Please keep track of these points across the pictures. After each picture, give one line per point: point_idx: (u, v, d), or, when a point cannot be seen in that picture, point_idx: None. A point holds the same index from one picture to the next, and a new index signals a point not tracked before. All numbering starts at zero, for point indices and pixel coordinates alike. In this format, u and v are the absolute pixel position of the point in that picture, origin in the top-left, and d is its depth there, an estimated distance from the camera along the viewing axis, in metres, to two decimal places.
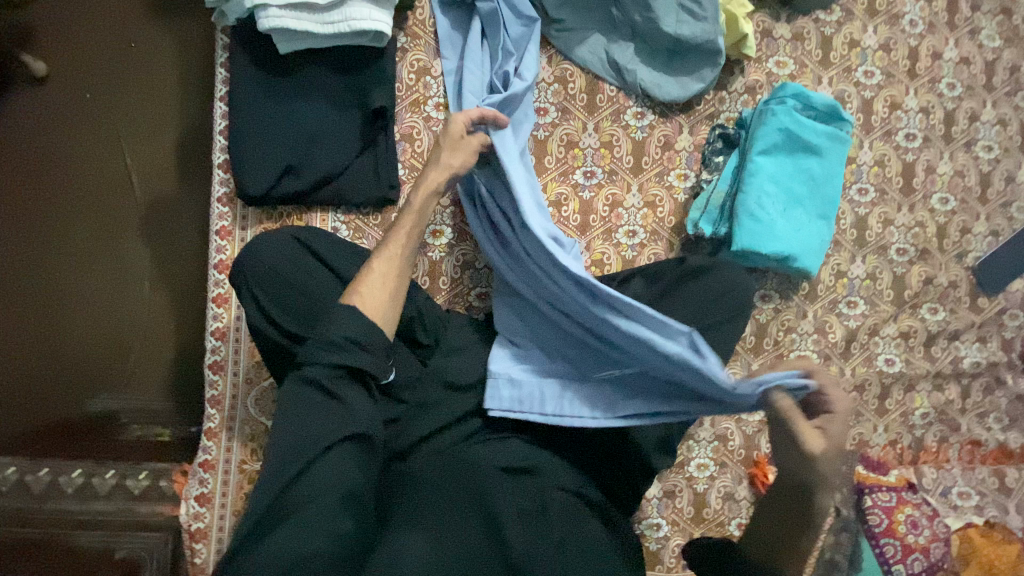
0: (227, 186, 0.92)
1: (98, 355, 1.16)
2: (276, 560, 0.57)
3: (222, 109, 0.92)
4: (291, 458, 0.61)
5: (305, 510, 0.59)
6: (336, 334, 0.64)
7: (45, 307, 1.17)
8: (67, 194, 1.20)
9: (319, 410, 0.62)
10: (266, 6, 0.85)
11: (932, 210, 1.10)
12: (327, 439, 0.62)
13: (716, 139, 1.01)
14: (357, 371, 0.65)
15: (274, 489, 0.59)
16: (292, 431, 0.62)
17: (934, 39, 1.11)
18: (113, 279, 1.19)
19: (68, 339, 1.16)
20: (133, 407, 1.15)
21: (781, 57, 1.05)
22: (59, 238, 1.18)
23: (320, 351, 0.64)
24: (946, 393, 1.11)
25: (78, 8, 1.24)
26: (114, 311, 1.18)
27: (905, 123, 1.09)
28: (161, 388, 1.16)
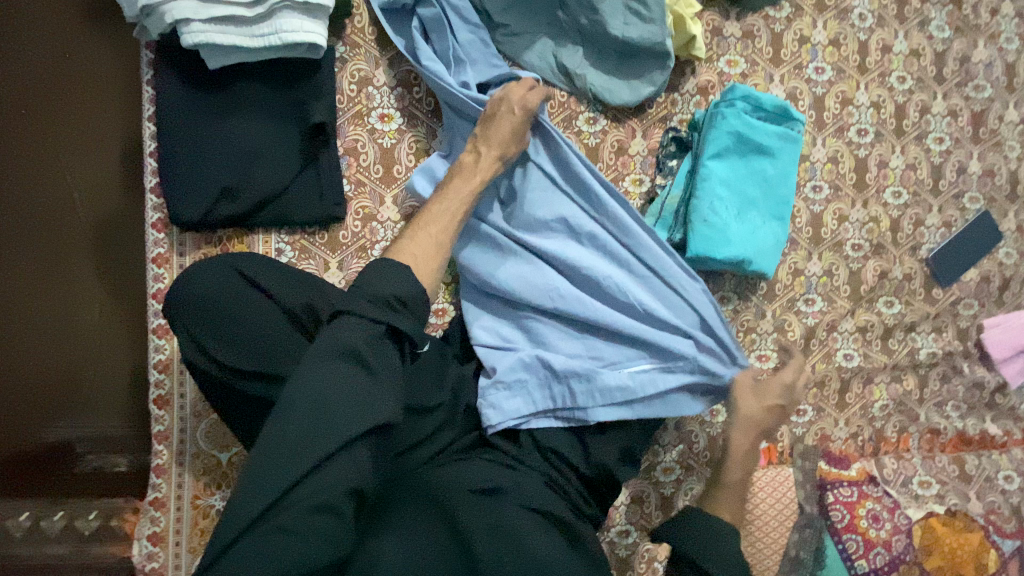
0: (162, 211, 0.88)
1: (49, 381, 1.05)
2: (263, 554, 0.54)
3: (151, 129, 0.87)
4: (310, 440, 0.57)
5: (305, 504, 0.56)
6: (387, 292, 0.65)
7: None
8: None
9: (347, 384, 0.59)
10: (188, 21, 0.80)
11: (885, 204, 1.11)
12: (350, 425, 0.58)
13: (669, 143, 1.00)
14: (397, 331, 0.65)
15: (290, 474, 0.55)
16: (314, 406, 0.58)
17: (884, 33, 1.11)
18: (65, 297, 1.09)
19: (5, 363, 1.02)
20: (91, 435, 1.05)
21: (731, 56, 1.04)
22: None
23: (369, 307, 0.63)
24: (904, 384, 1.13)
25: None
26: (64, 334, 1.08)
27: (857, 119, 1.09)
28: (117, 413, 1.09)
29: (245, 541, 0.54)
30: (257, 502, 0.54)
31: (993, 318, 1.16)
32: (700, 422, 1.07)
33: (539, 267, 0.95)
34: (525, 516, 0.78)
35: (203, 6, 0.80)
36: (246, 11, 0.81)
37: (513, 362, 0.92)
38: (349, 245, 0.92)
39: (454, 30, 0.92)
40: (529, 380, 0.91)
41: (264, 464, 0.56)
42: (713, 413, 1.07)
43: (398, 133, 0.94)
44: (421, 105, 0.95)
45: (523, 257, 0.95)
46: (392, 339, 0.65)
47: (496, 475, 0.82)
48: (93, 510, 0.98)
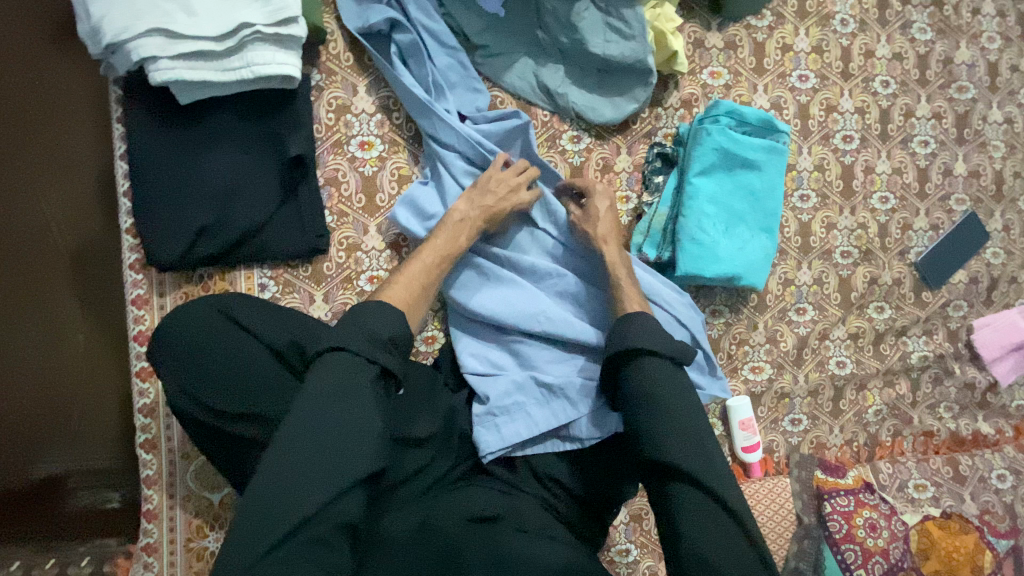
0: (138, 252, 0.85)
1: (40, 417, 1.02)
2: None
3: (124, 167, 0.85)
4: (310, 477, 0.56)
5: (301, 549, 0.55)
6: (382, 331, 0.65)
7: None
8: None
9: (342, 423, 0.59)
10: (156, 58, 0.77)
11: (872, 210, 1.11)
12: (351, 460, 0.58)
13: (655, 159, 0.99)
14: (386, 370, 0.64)
15: (295, 513, 0.54)
16: (310, 447, 0.57)
17: (867, 37, 1.10)
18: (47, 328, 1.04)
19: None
20: (82, 469, 1.02)
21: (714, 67, 1.02)
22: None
23: (360, 345, 0.63)
24: (896, 388, 1.13)
25: None
26: (46, 369, 1.04)
27: (842, 126, 1.09)
28: (109, 444, 1.04)
29: None
30: (258, 544, 0.53)
31: (982, 318, 1.16)
32: None
33: (527, 293, 0.93)
34: (526, 538, 0.76)
35: (171, 42, 0.77)
36: (216, 45, 0.78)
37: (506, 387, 0.90)
38: (333, 276, 0.91)
39: (431, 54, 0.90)
40: (526, 402, 0.89)
41: (266, 504, 0.55)
42: None
43: (379, 159, 0.92)
44: (401, 131, 0.93)
45: (511, 285, 0.94)
46: (383, 378, 0.65)
47: (490, 503, 0.81)
48: (84, 555, 0.97)
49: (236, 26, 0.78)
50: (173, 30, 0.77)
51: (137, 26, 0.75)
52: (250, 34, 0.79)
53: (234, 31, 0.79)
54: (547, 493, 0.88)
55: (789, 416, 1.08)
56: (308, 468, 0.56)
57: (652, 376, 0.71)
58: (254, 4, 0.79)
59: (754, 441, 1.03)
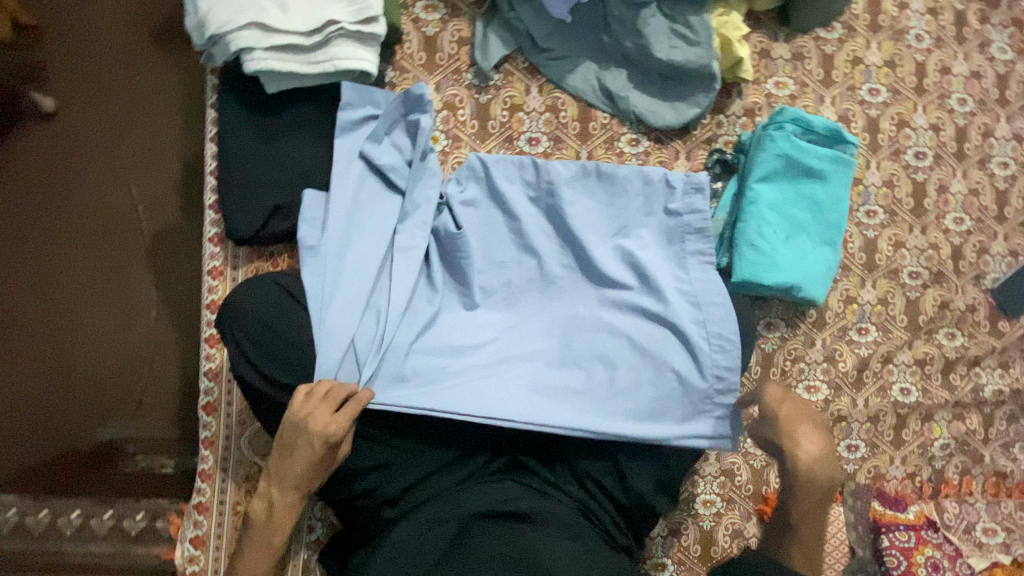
0: (218, 226, 0.93)
1: (70, 396, 1.29)
2: None
3: (213, 149, 0.93)
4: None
5: None
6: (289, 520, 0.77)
7: (33, 362, 1.30)
8: (20, 264, 1.33)
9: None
10: (251, 49, 0.84)
11: (945, 231, 1.06)
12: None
13: (714, 165, 0.98)
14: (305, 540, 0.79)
15: None
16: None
17: (942, 54, 1.07)
18: (110, 311, 1.32)
19: (57, 388, 1.29)
20: (140, 438, 1.27)
21: (780, 77, 1.02)
22: (24, 299, 1.32)
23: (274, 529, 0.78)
24: (966, 422, 1.05)
25: (112, 46, 1.38)
26: (60, 340, 1.31)
27: (914, 142, 1.05)
28: (165, 418, 1.28)
29: None
30: None
31: None
32: (744, 454, 1.02)
33: (484, 241, 0.91)
34: (552, 545, 0.71)
35: (265, 35, 0.84)
36: (304, 40, 0.85)
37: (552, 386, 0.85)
38: None
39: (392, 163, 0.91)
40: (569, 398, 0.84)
41: None
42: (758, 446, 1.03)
43: (442, 153, 0.96)
44: (466, 127, 0.97)
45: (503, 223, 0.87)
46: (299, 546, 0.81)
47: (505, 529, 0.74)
48: (107, 510, 1.11)
49: (383, 164, 0.90)
50: (268, 23, 0.84)
51: (239, 20, 0.83)
52: (335, 30, 0.86)
53: (362, 172, 0.90)
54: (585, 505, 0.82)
55: (846, 441, 1.02)
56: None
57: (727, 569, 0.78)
58: (341, 4, 0.86)
59: None
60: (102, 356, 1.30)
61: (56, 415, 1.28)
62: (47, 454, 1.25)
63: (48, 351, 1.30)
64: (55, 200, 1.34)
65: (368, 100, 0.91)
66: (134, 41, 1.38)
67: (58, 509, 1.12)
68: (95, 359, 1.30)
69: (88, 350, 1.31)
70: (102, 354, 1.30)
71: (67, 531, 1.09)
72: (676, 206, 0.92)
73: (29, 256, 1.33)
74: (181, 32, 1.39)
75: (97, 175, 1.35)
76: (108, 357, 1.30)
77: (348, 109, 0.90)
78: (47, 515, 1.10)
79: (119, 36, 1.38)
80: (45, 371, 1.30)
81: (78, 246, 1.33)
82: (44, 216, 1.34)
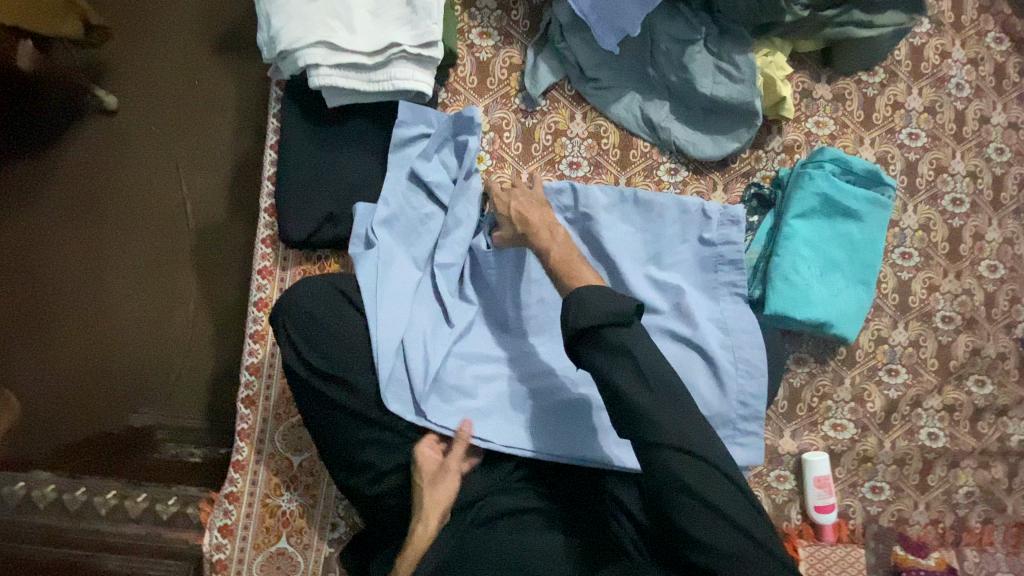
0: (271, 229, 0.98)
1: (107, 380, 1.35)
2: None
3: (272, 156, 0.99)
4: None
5: None
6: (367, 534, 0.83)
7: (77, 346, 1.36)
8: (73, 251, 1.40)
9: None
10: (317, 65, 0.90)
11: (980, 277, 1.05)
12: None
13: (751, 199, 1.01)
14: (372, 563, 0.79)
15: None
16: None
17: (983, 102, 1.08)
18: (152, 302, 1.38)
19: (96, 373, 1.35)
20: (171, 425, 1.31)
21: (820, 117, 1.04)
22: (74, 286, 1.39)
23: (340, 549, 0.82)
24: (992, 472, 1.04)
25: (176, 53, 1.46)
26: (102, 328, 1.37)
27: (951, 187, 1.06)
28: (196, 409, 1.33)
29: None
30: None
31: None
32: (766, 488, 1.00)
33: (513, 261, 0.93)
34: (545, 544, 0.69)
35: (331, 53, 0.89)
36: (367, 60, 0.90)
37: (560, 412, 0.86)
38: None
39: (443, 180, 0.95)
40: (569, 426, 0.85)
41: None
42: (781, 479, 1.00)
43: (486, 172, 1.00)
44: (510, 149, 1.01)
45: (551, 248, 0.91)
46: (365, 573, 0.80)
47: (511, 535, 0.71)
48: (142, 493, 1.16)
49: (430, 182, 0.94)
50: (335, 42, 0.89)
51: (308, 38, 0.88)
52: (397, 52, 0.91)
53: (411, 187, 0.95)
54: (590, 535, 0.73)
55: (869, 482, 1.01)
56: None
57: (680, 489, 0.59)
58: (404, 28, 0.91)
59: (829, 502, 0.98)
60: (140, 345, 1.36)
61: (92, 399, 1.34)
62: (81, 436, 1.30)
63: (91, 338, 1.37)
64: (111, 193, 1.42)
65: (422, 119, 0.95)
66: (196, 48, 1.46)
67: (93, 489, 1.17)
68: (134, 348, 1.36)
69: (128, 339, 1.36)
70: (140, 344, 1.36)
71: (103, 510, 1.13)
72: (711, 236, 0.94)
73: (82, 245, 1.40)
74: (243, 43, 1.46)
75: (150, 172, 1.43)
76: (145, 347, 1.36)
77: (403, 127, 0.94)
78: (82, 495, 1.15)
79: (184, 43, 1.47)
80: (85, 357, 1.36)
81: (128, 239, 1.40)
82: (99, 209, 1.42)
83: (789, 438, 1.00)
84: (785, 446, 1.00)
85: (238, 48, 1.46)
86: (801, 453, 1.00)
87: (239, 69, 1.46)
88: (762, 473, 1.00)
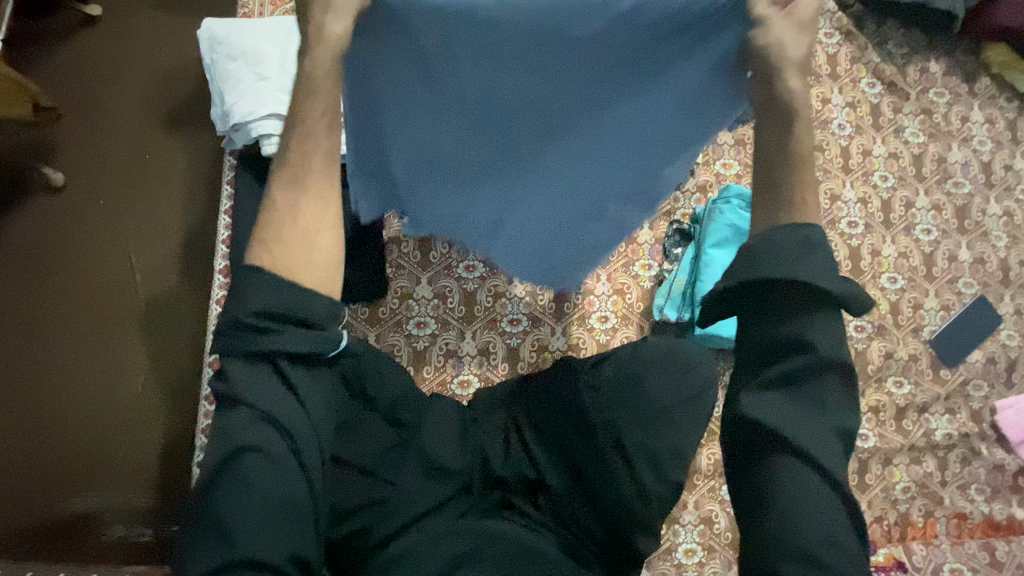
0: (226, 289, 1.01)
1: (51, 460, 1.29)
2: (252, 501, 0.49)
3: (227, 220, 1.04)
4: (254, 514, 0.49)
5: (251, 492, 0.49)
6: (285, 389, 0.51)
7: (14, 429, 1.31)
8: (14, 328, 1.37)
9: (262, 486, 0.49)
10: (269, 135, 0.97)
11: (882, 289, 1.19)
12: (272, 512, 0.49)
13: (674, 234, 1.12)
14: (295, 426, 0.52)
15: (254, 525, 0.49)
16: (241, 505, 0.49)
17: (863, 139, 1.26)
18: (100, 376, 1.35)
19: (40, 455, 1.29)
20: (120, 507, 1.26)
21: (726, 159, 1.18)
22: (12, 366, 1.35)
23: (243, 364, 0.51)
24: (923, 466, 1.13)
25: (127, 128, 1.51)
26: (45, 406, 1.32)
27: (846, 213, 1.21)
28: (146, 486, 1.28)
29: (227, 487, 0.49)
30: (236, 522, 0.48)
31: (1005, 399, 1.18)
32: (720, 501, 1.07)
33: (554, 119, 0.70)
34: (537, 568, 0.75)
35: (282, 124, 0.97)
36: None
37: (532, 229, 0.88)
38: (386, 320, 1.08)
39: None
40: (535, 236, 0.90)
41: (223, 515, 0.49)
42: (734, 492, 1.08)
43: None
44: None
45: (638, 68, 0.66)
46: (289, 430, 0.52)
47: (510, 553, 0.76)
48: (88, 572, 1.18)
49: None
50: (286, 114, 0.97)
51: (260, 111, 0.96)
52: None
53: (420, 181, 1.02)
54: (607, 542, 0.84)
55: None
56: (251, 508, 0.49)
57: (788, 494, 0.47)
58: None
59: None
60: (87, 421, 1.32)
61: (34, 480, 1.28)
62: (24, 522, 1.25)
63: (33, 418, 1.31)
64: (56, 267, 1.41)
65: None
66: (148, 123, 1.52)
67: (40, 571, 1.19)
68: (79, 425, 1.32)
69: (74, 417, 1.32)
70: (86, 420, 1.32)
71: None
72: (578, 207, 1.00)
73: (25, 322, 1.38)
74: (197, 116, 1.53)
75: (98, 243, 1.44)
76: (93, 423, 1.32)
77: None
78: None
79: (135, 118, 1.52)
80: (25, 438, 1.30)
81: (75, 311, 1.39)
82: (44, 284, 1.40)
83: None
84: None
85: (191, 120, 1.52)
86: None
87: (192, 139, 1.51)
88: (716, 487, 1.08)
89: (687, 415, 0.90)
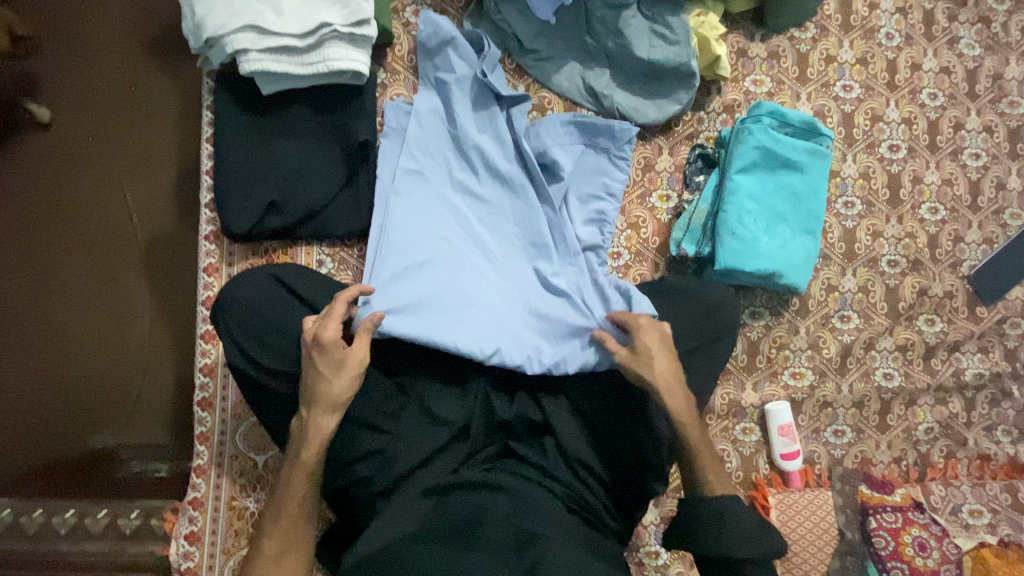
0: (214, 224, 0.95)
1: (65, 399, 1.29)
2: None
3: (209, 149, 0.96)
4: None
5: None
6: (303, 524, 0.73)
7: (26, 370, 1.30)
8: (12, 268, 1.33)
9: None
10: (246, 51, 0.87)
11: (921, 220, 1.09)
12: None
13: (696, 159, 1.02)
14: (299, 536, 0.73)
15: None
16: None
17: (912, 51, 1.12)
18: (105, 317, 1.32)
19: (52, 393, 1.30)
20: (135, 443, 1.27)
21: (757, 75, 1.06)
22: (15, 306, 1.32)
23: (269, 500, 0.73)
24: (949, 407, 1.08)
25: (107, 55, 1.40)
26: (52, 346, 1.31)
27: (888, 135, 1.09)
28: (159, 425, 1.28)
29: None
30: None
31: None
32: (732, 441, 1.02)
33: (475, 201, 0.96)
34: (549, 530, 0.69)
35: (260, 37, 0.87)
36: (297, 42, 0.88)
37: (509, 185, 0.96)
38: None
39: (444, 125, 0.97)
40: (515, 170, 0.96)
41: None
42: (747, 431, 1.02)
43: None
44: None
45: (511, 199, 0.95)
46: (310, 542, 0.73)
47: (517, 511, 0.71)
48: (100, 509, 1.18)
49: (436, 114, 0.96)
50: (263, 26, 0.87)
51: (234, 22, 0.86)
52: (329, 32, 0.88)
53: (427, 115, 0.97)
54: (618, 492, 0.82)
55: (832, 427, 1.05)
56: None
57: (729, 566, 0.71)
58: (334, 7, 0.89)
59: (794, 448, 1.00)
60: (94, 362, 1.31)
61: (49, 417, 1.29)
62: (39, 461, 1.27)
63: (40, 358, 1.30)
64: (49, 208, 1.36)
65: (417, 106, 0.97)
66: (128, 49, 1.41)
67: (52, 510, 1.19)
68: (87, 365, 1.31)
69: (82, 357, 1.31)
70: (94, 361, 1.31)
71: (61, 530, 1.15)
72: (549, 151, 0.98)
73: (23, 261, 1.34)
74: (177, 42, 1.41)
75: (90, 181, 1.37)
76: (101, 363, 1.31)
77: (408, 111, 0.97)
78: (41, 517, 1.17)
79: (114, 44, 1.41)
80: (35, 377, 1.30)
81: (71, 252, 1.35)
82: (37, 225, 1.35)
83: (751, 390, 1.03)
84: (748, 399, 1.02)
85: (172, 45, 1.41)
86: (764, 404, 1.02)
87: (175, 65, 1.41)
88: (728, 427, 1.02)
89: (705, 357, 0.89)
